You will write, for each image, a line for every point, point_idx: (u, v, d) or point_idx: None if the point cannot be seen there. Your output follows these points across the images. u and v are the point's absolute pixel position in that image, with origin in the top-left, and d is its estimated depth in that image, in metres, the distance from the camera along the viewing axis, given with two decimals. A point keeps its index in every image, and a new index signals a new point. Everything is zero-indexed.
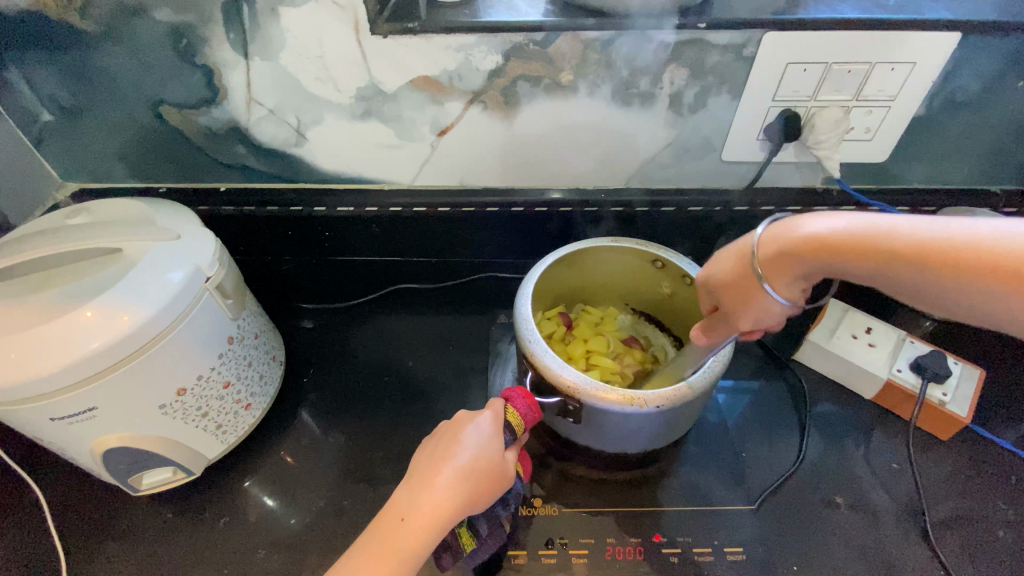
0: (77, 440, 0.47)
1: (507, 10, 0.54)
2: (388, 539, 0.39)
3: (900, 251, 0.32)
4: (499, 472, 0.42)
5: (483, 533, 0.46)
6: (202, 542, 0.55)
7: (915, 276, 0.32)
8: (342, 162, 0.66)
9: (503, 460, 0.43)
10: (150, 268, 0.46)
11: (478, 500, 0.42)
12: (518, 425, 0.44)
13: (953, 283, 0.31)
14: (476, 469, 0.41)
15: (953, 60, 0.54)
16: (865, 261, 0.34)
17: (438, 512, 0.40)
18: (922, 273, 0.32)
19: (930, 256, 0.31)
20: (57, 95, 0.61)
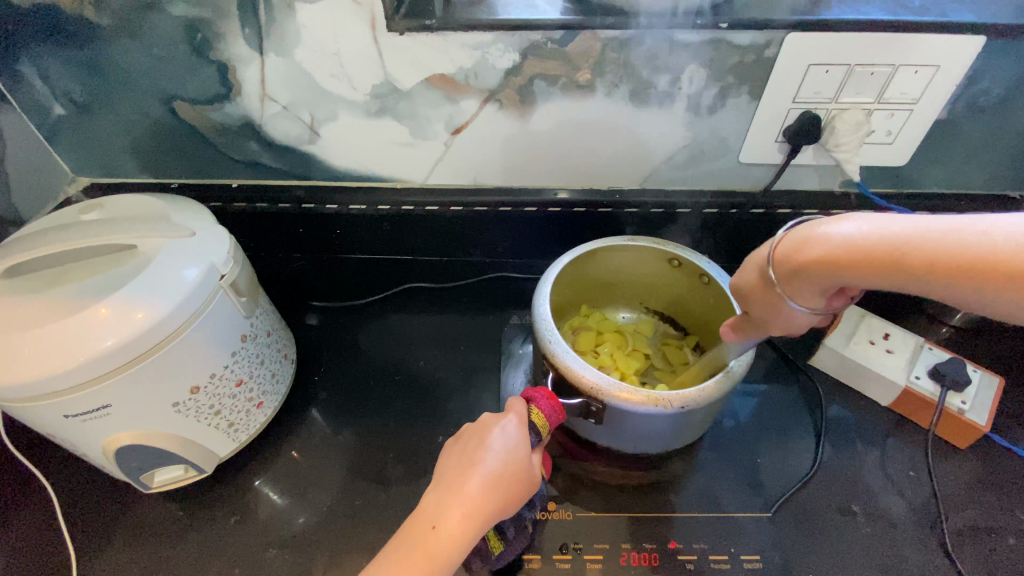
0: (90, 437, 0.47)
1: (525, 7, 0.54)
2: (422, 547, 0.38)
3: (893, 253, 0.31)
4: (527, 477, 0.42)
5: (509, 535, 0.47)
6: (212, 539, 0.55)
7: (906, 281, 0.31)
8: (355, 158, 0.66)
9: (530, 464, 0.43)
10: (166, 266, 0.45)
11: (508, 505, 0.41)
12: (545, 429, 0.45)
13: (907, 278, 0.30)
14: (506, 474, 0.41)
15: (977, 65, 0.54)
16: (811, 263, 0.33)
17: (471, 518, 0.39)
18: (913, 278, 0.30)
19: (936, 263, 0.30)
20: (72, 90, 0.60)
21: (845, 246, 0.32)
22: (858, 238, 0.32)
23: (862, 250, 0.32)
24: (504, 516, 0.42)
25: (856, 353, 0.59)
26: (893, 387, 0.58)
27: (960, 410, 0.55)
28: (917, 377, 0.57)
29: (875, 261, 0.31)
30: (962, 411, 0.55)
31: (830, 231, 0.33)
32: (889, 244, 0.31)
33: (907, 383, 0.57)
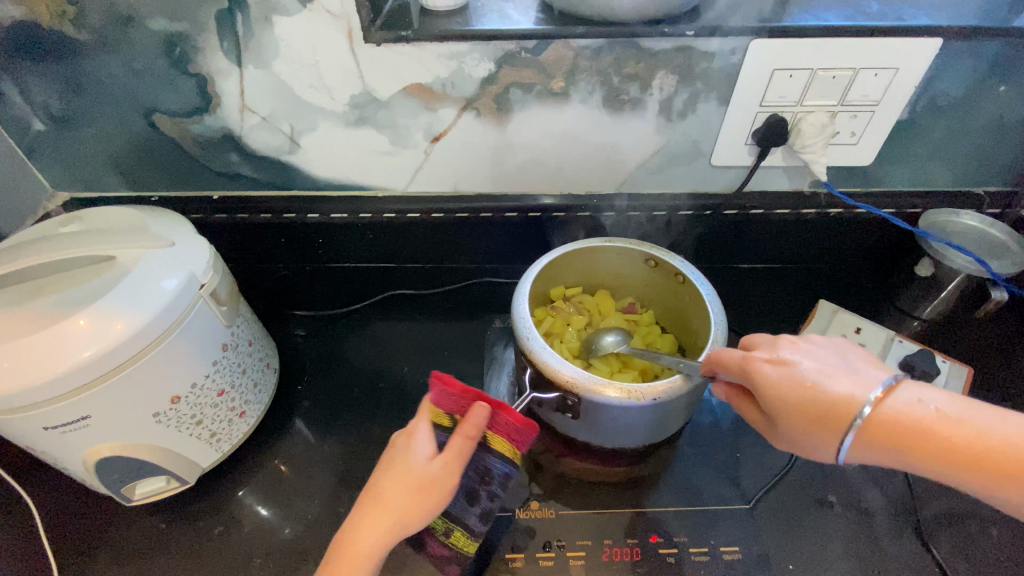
0: (70, 450, 0.47)
1: (499, 18, 0.55)
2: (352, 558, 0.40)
3: (958, 442, 0.35)
4: (419, 480, 0.41)
5: (477, 528, 0.45)
6: (196, 550, 0.55)
7: (959, 475, 0.35)
8: (336, 167, 0.67)
9: (421, 465, 0.41)
10: (146, 276, 0.45)
11: (427, 506, 0.41)
12: (456, 417, 0.42)
13: (957, 472, 0.35)
14: (397, 477, 0.41)
15: (933, 66, 0.56)
16: (902, 444, 0.36)
17: (369, 521, 0.41)
18: (967, 475, 0.35)
19: (998, 463, 0.34)
20: (50, 105, 0.61)
21: (939, 436, 0.35)
22: (946, 429, 0.35)
23: (965, 445, 0.34)
24: (430, 515, 0.41)
25: None
26: None
27: None
28: None
29: (947, 454, 0.35)
30: None
31: (947, 414, 0.35)
32: (988, 443, 0.34)
33: None
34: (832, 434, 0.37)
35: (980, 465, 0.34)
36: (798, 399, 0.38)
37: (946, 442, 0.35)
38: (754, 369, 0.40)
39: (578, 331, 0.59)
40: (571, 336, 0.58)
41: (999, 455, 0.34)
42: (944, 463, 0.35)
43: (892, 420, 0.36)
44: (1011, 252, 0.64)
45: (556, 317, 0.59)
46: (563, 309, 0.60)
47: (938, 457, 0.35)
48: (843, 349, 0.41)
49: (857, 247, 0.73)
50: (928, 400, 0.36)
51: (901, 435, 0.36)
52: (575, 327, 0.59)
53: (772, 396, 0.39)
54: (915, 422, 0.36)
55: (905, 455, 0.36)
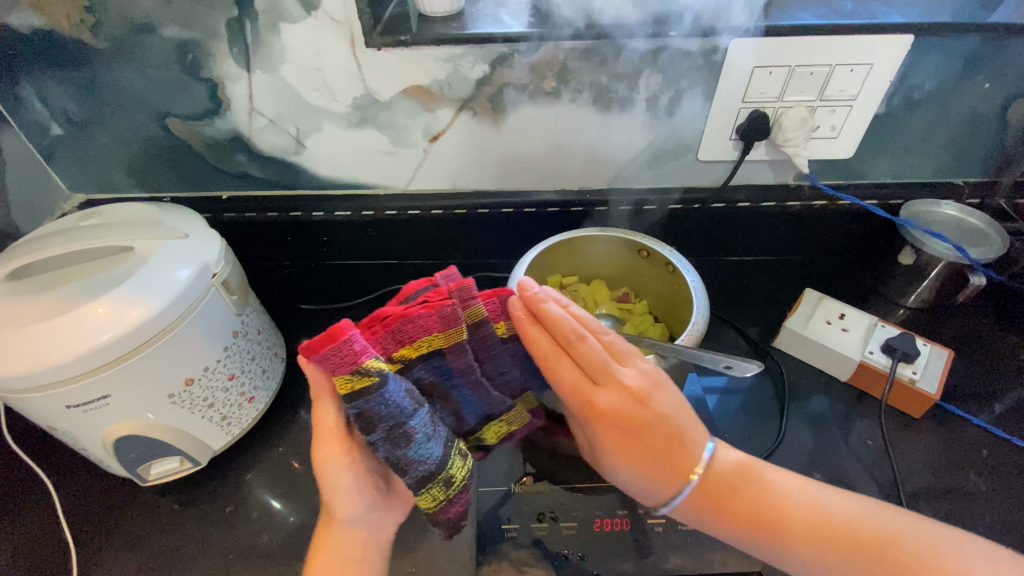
0: (90, 429, 0.50)
1: (493, 22, 0.59)
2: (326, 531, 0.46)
3: (774, 511, 0.44)
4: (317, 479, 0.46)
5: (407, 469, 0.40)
6: (208, 528, 0.57)
7: (783, 545, 0.43)
8: (340, 167, 0.70)
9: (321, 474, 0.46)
10: (161, 266, 0.48)
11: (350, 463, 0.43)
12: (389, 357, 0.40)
13: (780, 542, 0.43)
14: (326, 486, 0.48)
15: (906, 62, 0.59)
16: (721, 504, 0.44)
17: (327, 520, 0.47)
18: (784, 542, 0.43)
19: (822, 533, 0.43)
20: (69, 109, 0.64)
21: (759, 504, 0.44)
22: (770, 502, 0.44)
23: (776, 514, 0.44)
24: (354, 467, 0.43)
25: (813, 331, 0.64)
26: (849, 362, 0.62)
27: (912, 379, 0.59)
28: (871, 352, 0.61)
29: (761, 522, 0.44)
30: (914, 381, 0.59)
31: (770, 486, 0.45)
32: (798, 508, 0.44)
33: (862, 358, 0.61)
34: (666, 486, 0.43)
35: (786, 531, 0.43)
36: (629, 446, 0.42)
37: (762, 512, 0.44)
38: (599, 412, 0.41)
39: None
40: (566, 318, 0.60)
41: (808, 520, 0.43)
42: (761, 530, 0.44)
43: (717, 481, 0.44)
44: (989, 240, 0.66)
45: None
46: (559, 294, 0.62)
47: (750, 521, 0.44)
48: (672, 397, 0.43)
49: (844, 239, 0.76)
50: (765, 472, 0.46)
51: (721, 501, 0.44)
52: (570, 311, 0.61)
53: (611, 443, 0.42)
54: (754, 501, 0.44)
55: (725, 519, 0.44)
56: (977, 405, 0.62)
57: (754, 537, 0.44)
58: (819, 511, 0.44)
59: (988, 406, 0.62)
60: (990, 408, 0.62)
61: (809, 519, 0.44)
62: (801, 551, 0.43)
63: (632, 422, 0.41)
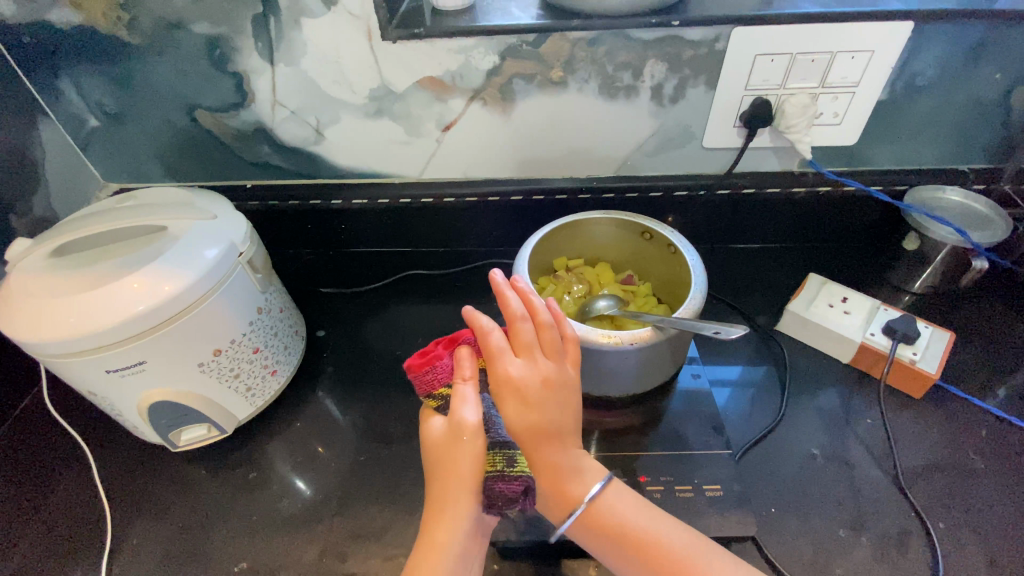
0: (126, 394, 0.53)
1: (502, 15, 0.61)
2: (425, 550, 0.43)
3: (649, 546, 0.43)
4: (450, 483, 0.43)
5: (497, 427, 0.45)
6: (232, 492, 0.61)
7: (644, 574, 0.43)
8: (356, 156, 0.73)
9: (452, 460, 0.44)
10: (192, 244, 0.52)
11: (470, 493, 0.43)
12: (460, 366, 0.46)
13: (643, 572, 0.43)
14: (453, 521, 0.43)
15: (908, 49, 0.60)
16: (598, 531, 0.45)
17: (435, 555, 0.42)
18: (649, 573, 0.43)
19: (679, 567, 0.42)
20: (106, 103, 0.69)
21: (627, 528, 0.44)
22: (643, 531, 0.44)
23: (646, 547, 0.43)
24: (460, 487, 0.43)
25: (815, 314, 0.65)
26: (850, 343, 0.63)
27: (912, 360, 0.60)
28: (873, 333, 0.62)
29: (636, 547, 0.43)
30: (914, 361, 0.60)
31: (642, 520, 0.44)
32: (662, 543, 0.43)
33: (863, 339, 0.62)
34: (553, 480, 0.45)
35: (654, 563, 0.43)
36: (531, 442, 0.45)
37: (612, 531, 0.44)
38: (499, 381, 0.45)
39: (576, 299, 0.63)
40: (570, 297, 0.63)
41: (669, 554, 0.43)
42: (635, 557, 0.43)
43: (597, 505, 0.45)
44: (993, 224, 0.67)
45: (557, 283, 0.64)
46: (566, 275, 0.65)
47: (623, 549, 0.44)
48: (499, 347, 0.46)
49: (848, 226, 0.77)
50: (633, 505, 0.45)
51: (594, 525, 0.45)
52: (576, 291, 0.63)
53: (516, 424, 0.45)
54: (624, 521, 0.44)
55: (594, 538, 0.45)
56: (980, 387, 0.63)
57: (605, 552, 0.45)
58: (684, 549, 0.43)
59: (990, 388, 0.63)
60: (993, 391, 0.63)
61: (672, 556, 0.43)
62: None
63: (548, 397, 0.45)
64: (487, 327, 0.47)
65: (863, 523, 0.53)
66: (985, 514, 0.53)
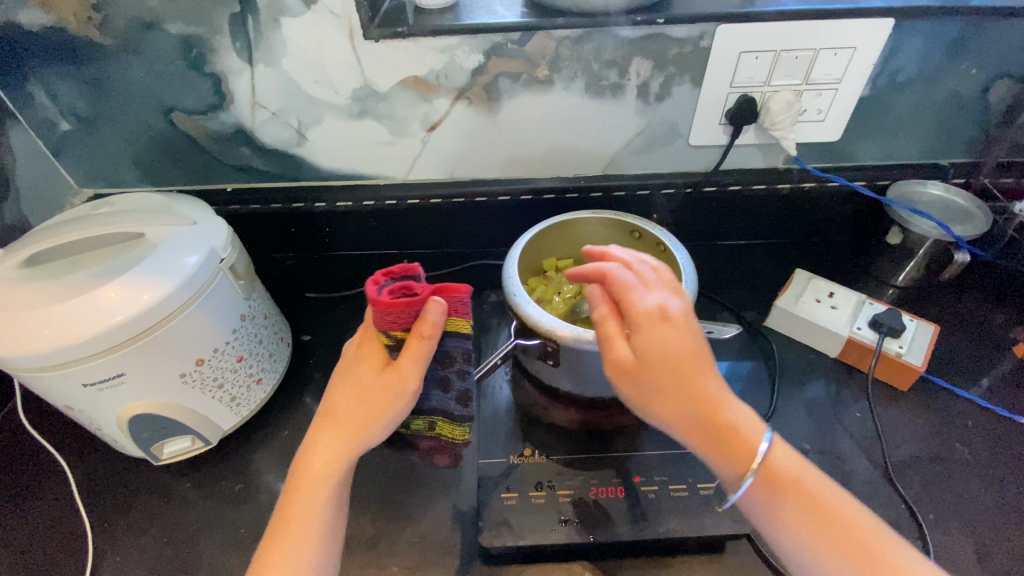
0: (105, 407, 0.52)
1: (486, 13, 0.60)
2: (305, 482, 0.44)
3: (824, 512, 0.38)
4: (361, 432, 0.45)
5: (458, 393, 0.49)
6: (219, 505, 0.59)
7: (814, 548, 0.37)
8: (340, 158, 0.72)
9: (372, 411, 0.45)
10: (171, 251, 0.50)
11: (357, 437, 0.45)
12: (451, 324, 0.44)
13: (816, 544, 0.37)
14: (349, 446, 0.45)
15: (889, 45, 0.60)
16: (788, 498, 0.39)
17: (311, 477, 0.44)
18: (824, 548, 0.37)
19: (859, 544, 0.37)
20: (79, 106, 0.66)
21: (815, 495, 0.39)
22: (818, 496, 0.39)
23: (827, 516, 0.38)
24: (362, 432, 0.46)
25: (803, 310, 0.66)
26: (838, 338, 0.64)
27: (898, 353, 0.61)
28: (859, 327, 0.63)
29: (818, 513, 0.38)
30: (900, 354, 0.61)
31: (848, 496, 0.39)
32: (841, 513, 0.38)
33: (850, 334, 0.63)
34: (707, 424, 0.40)
35: (830, 535, 0.37)
36: (684, 376, 0.40)
37: (815, 498, 0.39)
38: (640, 316, 0.41)
39: (567, 299, 0.62)
40: (561, 297, 0.62)
41: (852, 528, 0.37)
42: (805, 526, 0.38)
43: (779, 464, 0.39)
44: (973, 217, 0.68)
45: (548, 284, 0.62)
46: (556, 274, 0.63)
47: (808, 518, 0.38)
48: (614, 285, 0.43)
49: (832, 221, 0.78)
50: (812, 472, 0.40)
51: (767, 485, 0.39)
52: (566, 290, 0.62)
53: (673, 353, 0.40)
54: (804, 485, 0.39)
55: (784, 506, 0.39)
56: (964, 378, 0.64)
57: (779, 521, 0.38)
58: (867, 526, 0.38)
59: (973, 379, 0.64)
60: (977, 381, 0.64)
61: (852, 528, 0.37)
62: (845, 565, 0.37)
63: (693, 325, 0.41)
64: (601, 269, 0.44)
65: None
66: (973, 504, 0.54)
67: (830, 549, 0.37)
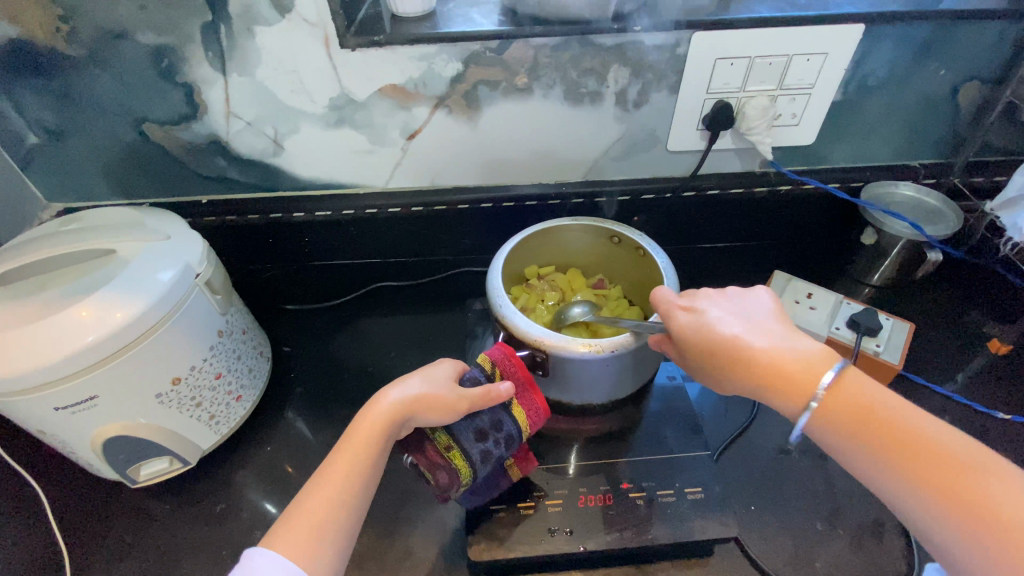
0: (78, 431, 0.50)
1: (464, 21, 0.60)
2: (331, 483, 0.42)
3: (896, 433, 0.36)
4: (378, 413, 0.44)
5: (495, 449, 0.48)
6: (200, 527, 0.58)
7: (888, 469, 0.36)
8: (319, 167, 0.71)
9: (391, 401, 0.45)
10: (143, 268, 0.49)
11: (378, 423, 0.44)
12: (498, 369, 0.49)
13: (893, 464, 0.36)
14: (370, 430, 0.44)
15: (858, 51, 0.62)
16: (848, 420, 0.38)
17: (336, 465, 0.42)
18: (898, 465, 0.35)
19: (941, 463, 0.35)
20: (44, 118, 0.64)
21: (878, 416, 0.37)
22: (886, 415, 0.37)
23: (900, 436, 0.36)
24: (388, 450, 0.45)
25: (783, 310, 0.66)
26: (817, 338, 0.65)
27: (876, 351, 0.62)
28: (838, 327, 0.64)
29: (887, 434, 0.36)
30: (878, 353, 0.62)
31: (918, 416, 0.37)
32: (915, 433, 0.36)
33: (829, 334, 0.64)
34: (774, 380, 0.41)
35: (905, 452, 0.35)
36: (734, 340, 0.43)
37: (881, 421, 0.37)
38: (685, 308, 0.47)
39: (549, 306, 0.62)
40: (544, 305, 0.62)
41: (930, 445, 0.35)
42: (877, 448, 0.36)
43: (845, 393, 0.39)
44: (944, 216, 0.69)
45: (531, 292, 0.63)
46: (539, 282, 0.64)
47: (876, 440, 0.37)
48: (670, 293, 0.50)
49: (808, 223, 0.79)
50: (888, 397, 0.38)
51: (829, 413, 0.38)
52: (549, 298, 0.63)
53: (717, 328, 0.44)
54: (870, 406, 0.38)
55: (852, 434, 0.38)
56: (938, 374, 0.66)
57: (848, 446, 0.38)
58: (949, 444, 0.35)
59: (948, 375, 0.66)
60: (952, 376, 0.66)
61: (926, 446, 0.35)
62: (926, 487, 0.34)
63: (745, 308, 0.46)
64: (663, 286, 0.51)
65: (839, 516, 0.54)
66: None
67: (901, 472, 0.35)
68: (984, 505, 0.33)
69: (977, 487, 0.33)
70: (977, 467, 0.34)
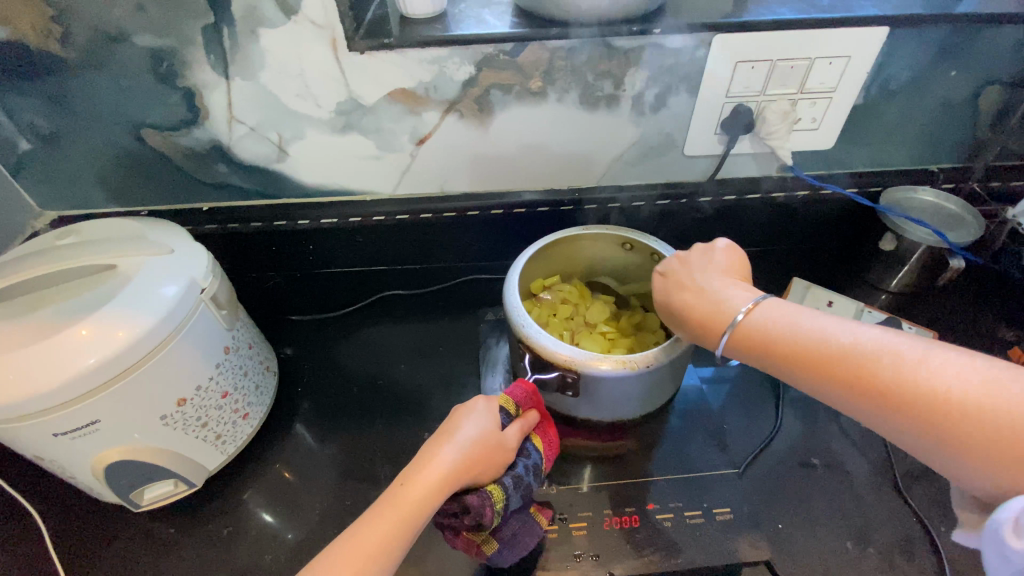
0: (78, 456, 0.48)
1: (476, 23, 0.58)
2: (386, 540, 0.39)
3: (825, 359, 0.36)
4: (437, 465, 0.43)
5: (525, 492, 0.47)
6: (207, 551, 0.56)
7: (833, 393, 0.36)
8: (325, 174, 0.69)
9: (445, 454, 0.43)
10: (147, 284, 0.47)
11: (438, 475, 0.42)
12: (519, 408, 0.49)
13: (837, 393, 0.36)
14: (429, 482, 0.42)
15: (882, 53, 0.60)
16: (772, 356, 0.39)
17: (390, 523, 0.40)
18: (837, 392, 0.36)
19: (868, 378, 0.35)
20: (38, 123, 0.61)
21: (804, 345, 0.38)
22: (812, 343, 0.37)
23: (832, 365, 0.36)
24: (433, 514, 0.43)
25: None
26: None
27: None
28: None
29: (823, 366, 0.36)
30: None
31: (842, 332, 0.37)
32: (842, 355, 0.36)
33: None
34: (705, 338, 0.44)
35: (835, 378, 0.36)
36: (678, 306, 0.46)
37: (801, 351, 0.38)
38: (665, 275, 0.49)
39: (563, 320, 0.60)
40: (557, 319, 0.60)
41: (859, 363, 0.35)
42: (811, 375, 0.37)
43: (756, 327, 0.40)
44: (965, 223, 0.68)
45: (543, 306, 0.60)
46: (550, 293, 0.62)
47: (816, 375, 0.37)
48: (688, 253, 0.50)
49: (824, 228, 0.78)
50: (818, 322, 0.38)
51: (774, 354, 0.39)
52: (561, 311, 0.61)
53: (672, 299, 0.46)
54: (795, 338, 0.38)
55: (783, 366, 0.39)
56: None
57: (796, 380, 0.38)
58: (875, 355, 0.35)
59: None
60: None
61: (857, 368, 0.35)
62: (873, 405, 0.35)
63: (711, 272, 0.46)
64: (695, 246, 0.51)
65: (868, 534, 0.53)
66: None
67: (850, 401, 0.36)
68: (942, 415, 0.32)
69: (926, 396, 0.33)
70: (931, 375, 0.33)
